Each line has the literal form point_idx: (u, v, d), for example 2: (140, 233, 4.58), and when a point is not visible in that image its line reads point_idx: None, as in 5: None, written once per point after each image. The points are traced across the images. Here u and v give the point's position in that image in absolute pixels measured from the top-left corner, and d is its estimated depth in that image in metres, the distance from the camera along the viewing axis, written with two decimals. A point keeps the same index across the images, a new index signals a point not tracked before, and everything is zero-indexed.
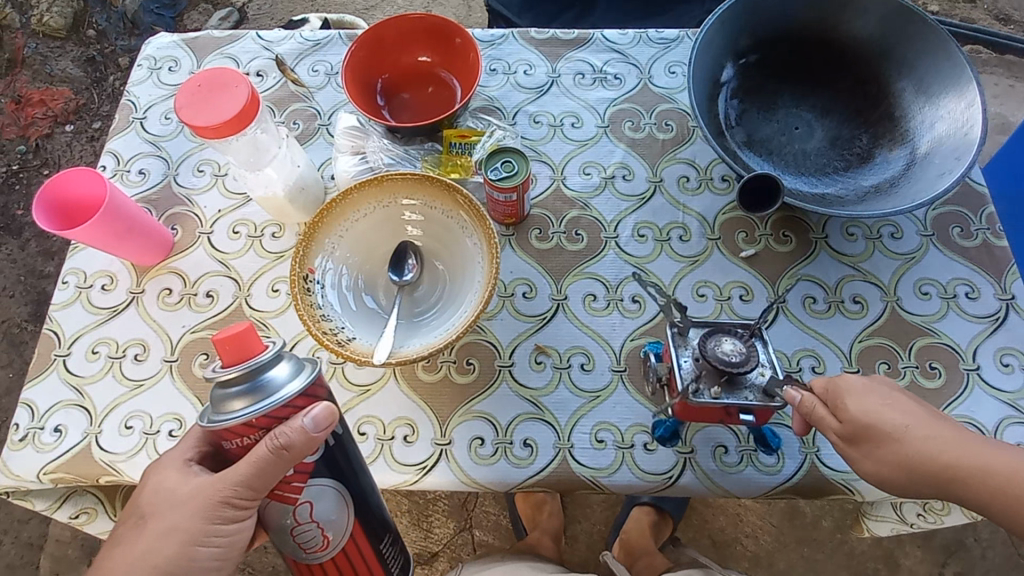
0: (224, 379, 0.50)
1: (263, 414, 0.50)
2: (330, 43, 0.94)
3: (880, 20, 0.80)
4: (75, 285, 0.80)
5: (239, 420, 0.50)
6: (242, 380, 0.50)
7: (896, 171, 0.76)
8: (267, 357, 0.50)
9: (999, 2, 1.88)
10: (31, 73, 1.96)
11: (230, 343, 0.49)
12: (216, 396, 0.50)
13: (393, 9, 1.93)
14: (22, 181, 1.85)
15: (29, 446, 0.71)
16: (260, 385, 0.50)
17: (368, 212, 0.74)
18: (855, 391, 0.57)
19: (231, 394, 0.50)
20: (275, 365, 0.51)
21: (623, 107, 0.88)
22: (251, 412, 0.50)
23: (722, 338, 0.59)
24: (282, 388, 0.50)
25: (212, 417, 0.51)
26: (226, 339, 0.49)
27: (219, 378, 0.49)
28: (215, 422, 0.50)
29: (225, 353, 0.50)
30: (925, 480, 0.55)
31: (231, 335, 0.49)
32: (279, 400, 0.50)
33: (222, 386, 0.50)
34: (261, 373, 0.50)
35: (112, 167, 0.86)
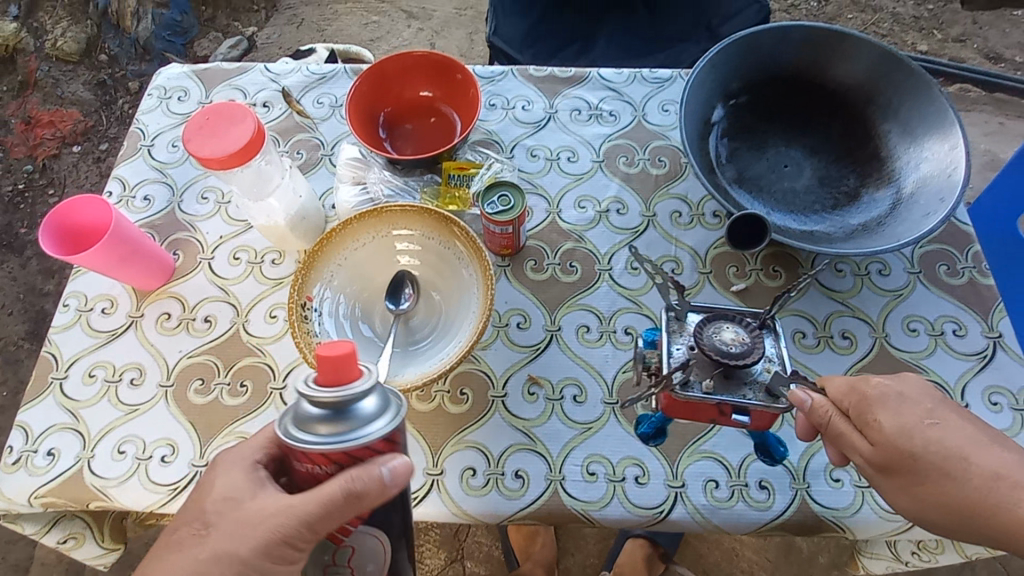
0: (315, 399, 0.45)
1: (343, 448, 0.45)
2: (335, 76, 0.98)
3: (864, 66, 0.83)
4: (75, 309, 0.81)
5: (316, 447, 0.45)
6: (331, 407, 0.45)
7: (883, 210, 0.78)
8: (361, 388, 0.46)
9: (989, 42, 1.94)
10: (42, 95, 2.01)
11: (330, 361, 0.45)
12: (301, 410, 0.47)
13: (398, 40, 1.99)
14: (27, 201, 1.88)
15: (21, 469, 0.71)
16: (348, 415, 0.46)
17: (367, 242, 0.75)
18: (882, 407, 0.54)
19: (316, 415, 0.46)
20: (367, 399, 0.46)
21: (618, 143, 0.91)
22: (330, 444, 0.45)
23: (724, 327, 0.56)
24: (368, 426, 0.46)
25: (291, 431, 0.46)
26: (330, 358, 0.45)
27: (311, 397, 0.45)
28: (294, 438, 0.46)
29: (322, 370, 0.46)
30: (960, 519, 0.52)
31: (332, 353, 0.45)
32: (360, 442, 0.46)
33: (310, 404, 0.46)
34: (352, 403, 0.46)
35: (118, 193, 0.88)
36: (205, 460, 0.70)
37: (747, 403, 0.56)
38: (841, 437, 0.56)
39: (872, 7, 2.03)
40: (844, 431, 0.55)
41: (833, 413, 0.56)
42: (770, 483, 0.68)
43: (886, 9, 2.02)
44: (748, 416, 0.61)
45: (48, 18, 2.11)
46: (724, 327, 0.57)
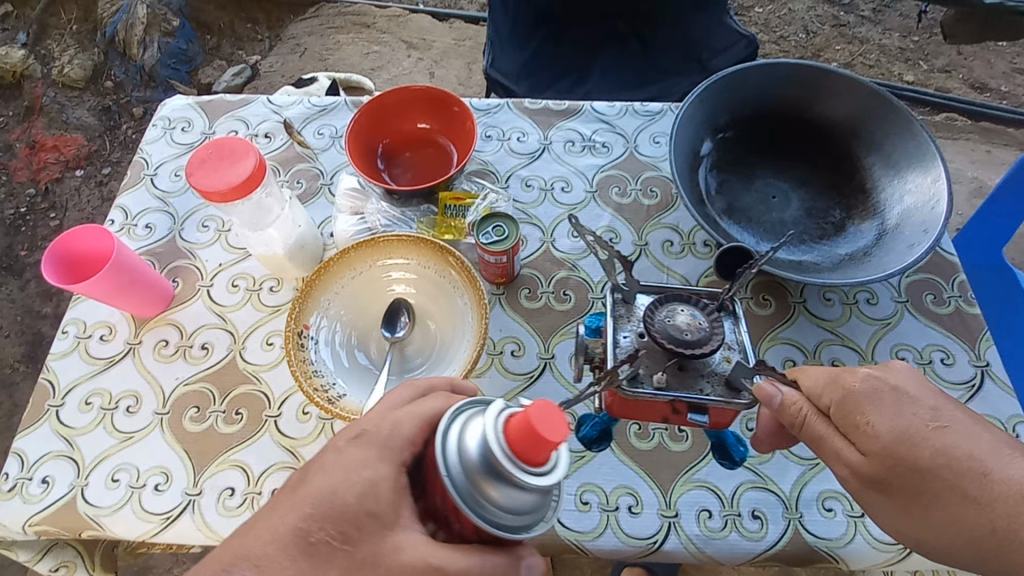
0: (499, 461, 0.41)
1: (494, 522, 0.42)
2: (336, 108, 1.00)
3: (847, 102, 0.86)
4: (74, 336, 0.81)
5: (464, 506, 0.42)
6: (499, 478, 0.41)
7: (869, 241, 0.80)
8: (542, 483, 0.42)
9: (974, 72, 2.00)
10: (47, 120, 2.04)
11: (537, 437, 0.40)
12: (469, 453, 0.42)
13: (398, 69, 2.04)
14: (29, 224, 1.89)
15: (16, 497, 0.71)
16: (517, 492, 0.42)
17: (362, 271, 0.77)
18: (874, 411, 0.52)
19: (482, 470, 0.42)
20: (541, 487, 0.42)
21: (610, 173, 0.93)
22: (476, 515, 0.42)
23: (679, 313, 0.56)
24: (523, 514, 0.43)
25: (453, 468, 0.42)
26: (539, 432, 0.40)
27: (499, 455, 0.41)
28: (454, 479, 0.42)
29: (520, 438, 0.41)
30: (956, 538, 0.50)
31: (549, 434, 0.40)
32: (504, 533, 0.43)
33: (488, 460, 0.42)
34: (527, 485, 0.42)
35: (120, 222, 0.90)
36: (199, 489, 0.70)
37: (705, 399, 0.55)
38: (824, 443, 0.55)
39: (859, 39, 2.09)
40: (828, 436, 0.55)
41: (816, 417, 0.55)
42: (762, 513, 0.68)
43: (873, 41, 2.08)
44: (706, 416, 0.60)
45: (56, 46, 2.16)
46: (678, 314, 0.57)
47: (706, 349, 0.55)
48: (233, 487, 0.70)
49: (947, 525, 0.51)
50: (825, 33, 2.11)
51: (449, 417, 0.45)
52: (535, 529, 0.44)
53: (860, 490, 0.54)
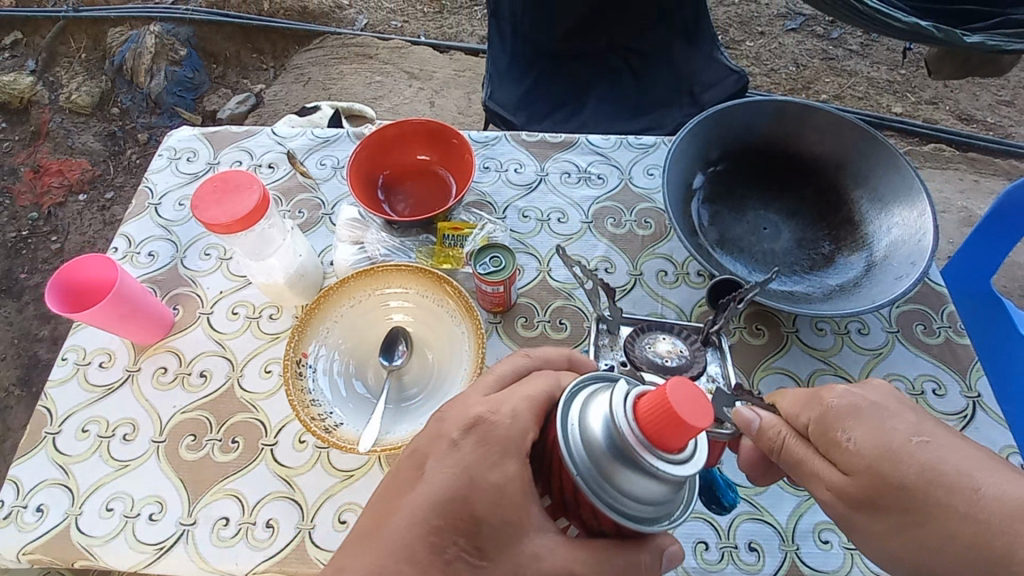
0: (628, 442, 0.40)
1: (615, 506, 0.42)
2: (338, 139, 1.03)
3: (833, 138, 0.89)
4: (73, 362, 0.82)
5: (586, 488, 0.41)
6: (635, 464, 0.40)
7: (858, 273, 0.81)
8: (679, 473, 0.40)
9: (960, 104, 2.06)
10: (53, 145, 2.08)
11: (672, 423, 0.39)
12: (594, 433, 0.41)
13: (400, 99, 2.09)
14: (29, 246, 1.91)
15: (10, 526, 0.71)
16: (644, 478, 0.40)
17: (362, 299, 0.78)
18: (850, 426, 0.51)
19: (612, 447, 0.41)
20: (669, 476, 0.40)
21: (606, 205, 0.96)
22: (605, 498, 0.41)
23: (659, 341, 0.70)
24: (645, 501, 0.42)
25: (579, 447, 0.42)
26: (672, 413, 0.39)
27: (628, 436, 0.40)
28: (578, 457, 0.42)
29: (653, 425, 0.40)
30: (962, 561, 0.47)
31: (689, 420, 0.39)
32: (630, 522, 0.42)
33: (616, 441, 0.41)
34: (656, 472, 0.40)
35: (124, 249, 0.91)
36: (193, 519, 0.70)
37: None
38: (803, 466, 0.54)
39: (848, 71, 2.15)
40: (807, 458, 0.53)
41: (794, 439, 0.55)
42: (759, 545, 0.68)
43: (861, 74, 2.15)
44: None
45: (65, 74, 2.22)
46: (661, 342, 0.70)
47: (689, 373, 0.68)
48: (227, 517, 0.70)
49: (946, 555, 0.47)
50: (814, 66, 2.17)
51: (575, 392, 0.45)
52: (664, 520, 0.43)
53: (846, 514, 0.51)
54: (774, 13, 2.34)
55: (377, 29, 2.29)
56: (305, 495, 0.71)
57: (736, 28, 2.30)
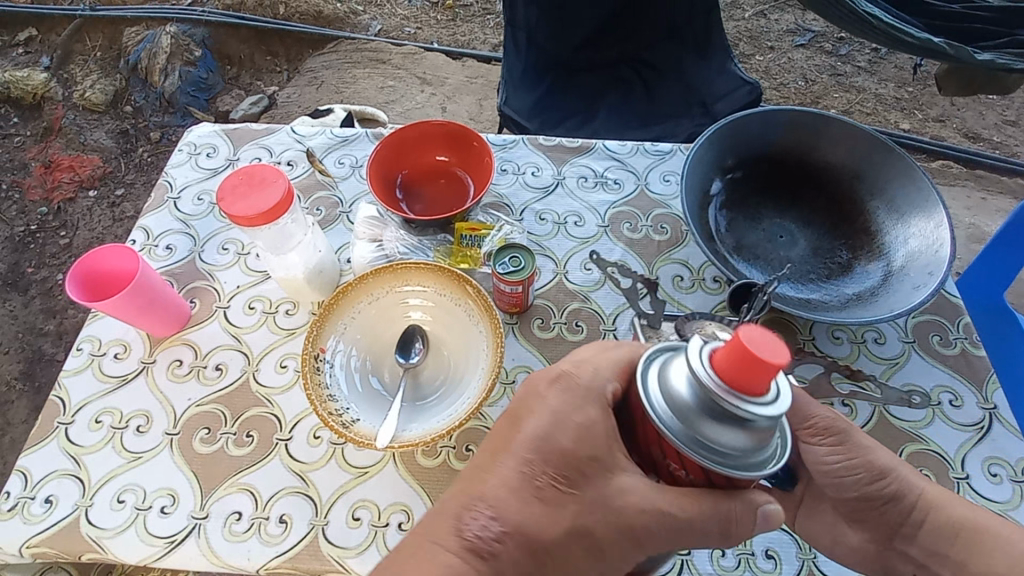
0: (696, 376, 0.43)
1: (678, 440, 0.44)
2: (357, 139, 1.04)
3: (852, 149, 0.90)
4: (88, 353, 0.82)
5: (649, 408, 0.45)
6: (709, 403, 0.42)
7: (875, 282, 0.81)
8: (758, 416, 0.41)
9: (967, 122, 2.08)
10: (65, 141, 2.10)
11: (739, 358, 0.40)
12: (671, 369, 0.45)
13: (412, 103, 2.10)
14: (37, 241, 1.91)
15: (17, 517, 0.70)
16: (708, 412, 0.43)
17: (378, 297, 0.78)
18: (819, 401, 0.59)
19: (688, 385, 0.44)
20: (736, 413, 0.42)
21: (622, 210, 0.96)
22: (682, 438, 0.44)
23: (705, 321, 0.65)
24: (713, 437, 0.43)
25: (653, 384, 0.46)
26: (736, 345, 0.40)
27: (695, 371, 0.43)
28: (652, 392, 0.46)
29: (725, 365, 0.41)
30: (855, 521, 0.62)
31: (754, 358, 0.40)
32: (694, 453, 0.44)
33: (686, 377, 0.44)
34: (720, 407, 0.42)
35: (142, 242, 0.92)
36: (205, 512, 0.70)
37: None
38: (798, 412, 0.58)
39: (856, 87, 2.17)
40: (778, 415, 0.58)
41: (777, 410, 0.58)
42: (776, 552, 0.68)
43: (869, 90, 2.16)
44: None
45: (79, 71, 2.24)
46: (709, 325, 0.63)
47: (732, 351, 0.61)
48: (240, 512, 0.70)
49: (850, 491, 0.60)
50: (823, 81, 2.19)
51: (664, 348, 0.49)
52: (736, 464, 0.44)
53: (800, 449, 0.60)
54: (785, 28, 2.36)
55: (390, 35, 2.31)
56: (319, 491, 0.71)
57: (746, 42, 2.32)
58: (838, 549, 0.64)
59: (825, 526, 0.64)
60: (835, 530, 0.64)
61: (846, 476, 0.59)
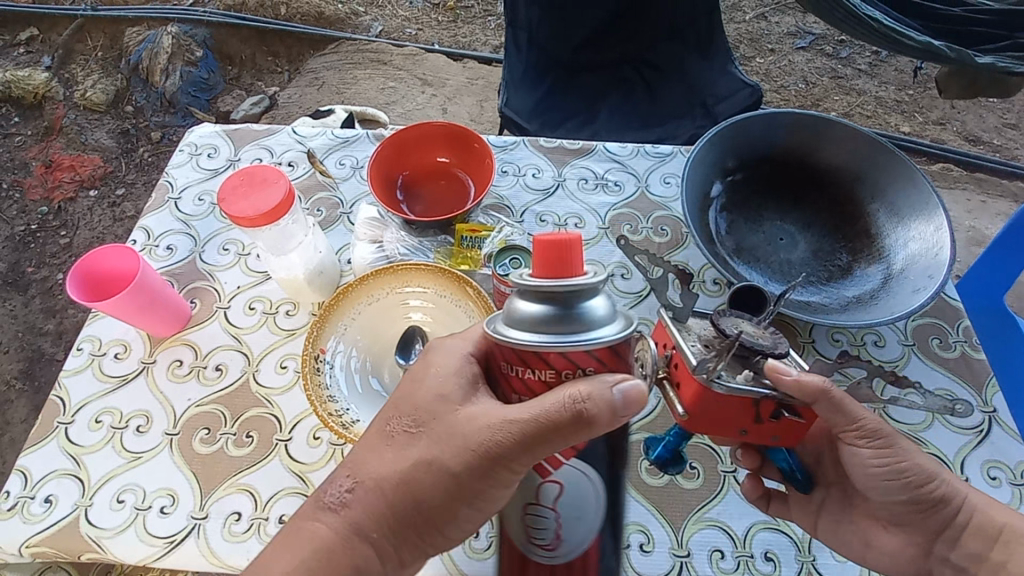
0: (530, 286, 0.45)
1: (555, 345, 0.44)
2: (358, 140, 1.04)
3: (853, 152, 0.90)
4: (89, 352, 0.82)
5: (512, 338, 0.45)
6: (547, 296, 0.44)
7: (875, 285, 0.81)
8: (587, 282, 0.44)
9: (967, 125, 2.08)
10: (66, 141, 2.10)
11: (546, 249, 0.45)
12: (508, 309, 0.47)
13: (412, 104, 2.10)
14: (38, 240, 1.92)
15: (16, 516, 0.70)
16: (559, 308, 0.44)
17: (379, 298, 0.78)
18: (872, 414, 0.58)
19: (523, 299, 0.45)
20: (578, 293, 0.44)
21: (622, 212, 0.96)
22: (546, 337, 0.44)
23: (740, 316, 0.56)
24: (577, 325, 0.44)
25: (503, 330, 0.46)
26: (542, 246, 0.45)
27: (524, 286, 0.45)
28: (508, 332, 0.45)
29: (540, 261, 0.45)
30: (897, 525, 0.63)
31: (555, 241, 0.44)
32: (569, 345, 0.44)
33: (523, 299, 0.45)
34: (564, 296, 0.44)
35: (142, 242, 0.92)
36: (205, 513, 0.70)
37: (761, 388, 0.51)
38: (852, 419, 0.57)
39: (856, 90, 2.17)
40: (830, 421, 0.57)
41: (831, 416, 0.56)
42: (775, 555, 0.68)
43: (869, 93, 2.17)
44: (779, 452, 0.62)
45: (80, 71, 2.24)
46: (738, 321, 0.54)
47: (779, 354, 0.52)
48: (240, 512, 0.70)
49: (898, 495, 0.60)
50: (823, 84, 2.20)
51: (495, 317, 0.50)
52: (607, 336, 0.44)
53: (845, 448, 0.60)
54: (785, 31, 2.36)
55: (391, 36, 2.32)
56: None
57: (747, 44, 2.32)
58: (873, 555, 0.64)
59: (858, 530, 0.65)
60: (872, 533, 0.64)
61: (894, 482, 0.59)
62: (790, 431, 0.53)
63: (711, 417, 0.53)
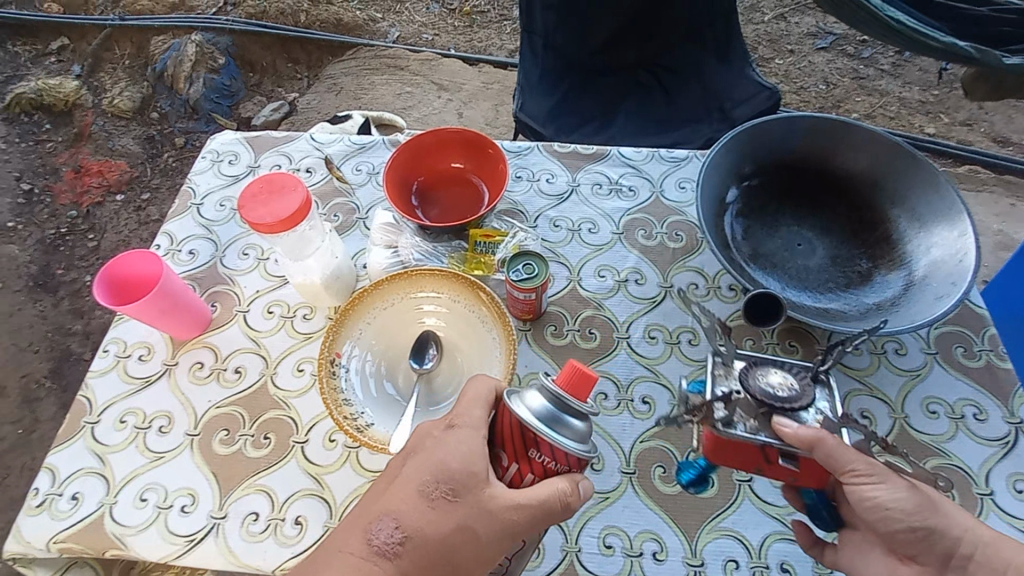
0: (552, 386, 0.52)
1: (544, 436, 0.51)
2: (374, 146, 1.05)
3: (872, 155, 0.88)
4: (114, 354, 0.84)
5: (518, 410, 0.52)
6: (560, 401, 0.52)
7: (896, 292, 0.80)
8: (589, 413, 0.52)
9: (995, 126, 2.02)
10: (94, 146, 2.16)
11: (583, 373, 0.52)
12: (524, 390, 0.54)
13: (429, 109, 2.12)
14: (67, 244, 1.98)
15: (45, 513, 0.72)
16: (561, 414, 0.52)
17: (394, 302, 0.79)
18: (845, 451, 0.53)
19: (540, 390, 0.52)
20: (578, 412, 0.52)
21: (637, 217, 0.96)
22: (542, 424, 0.51)
23: (774, 370, 0.58)
24: (566, 432, 0.52)
25: (515, 398, 0.53)
26: (579, 368, 0.52)
27: (548, 384, 0.52)
28: (517, 403, 0.52)
29: (568, 375, 0.52)
30: (902, 559, 0.57)
31: (591, 374, 0.52)
32: (555, 441, 0.51)
33: (542, 390, 0.52)
34: (568, 408, 0.52)
35: (166, 247, 0.94)
36: (224, 512, 0.71)
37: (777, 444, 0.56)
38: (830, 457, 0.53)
39: (879, 91, 2.13)
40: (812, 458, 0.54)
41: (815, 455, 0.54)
42: (791, 566, 0.67)
43: (892, 94, 2.12)
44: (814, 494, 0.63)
45: (108, 79, 2.30)
46: (770, 373, 0.58)
47: (795, 406, 0.56)
48: (257, 512, 0.71)
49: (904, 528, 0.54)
50: (844, 85, 2.16)
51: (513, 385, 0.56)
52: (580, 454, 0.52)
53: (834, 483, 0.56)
54: (805, 31, 2.33)
55: (408, 42, 2.34)
56: (334, 494, 0.72)
57: (766, 46, 2.29)
58: None
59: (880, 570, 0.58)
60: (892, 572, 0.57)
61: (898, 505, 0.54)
62: (806, 473, 0.59)
63: (728, 458, 0.61)
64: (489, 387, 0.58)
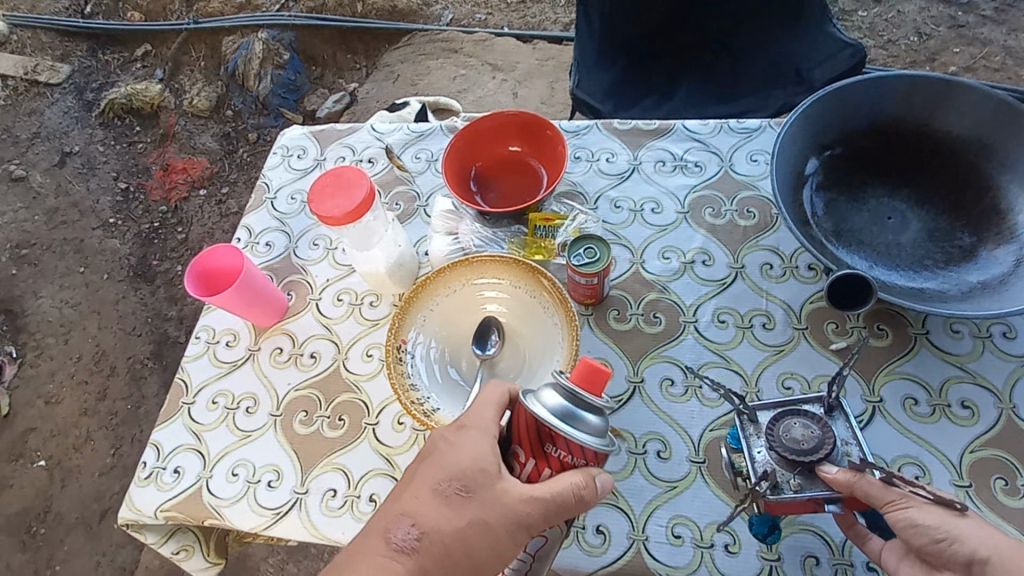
0: (566, 382, 0.53)
1: (561, 431, 0.52)
2: (432, 133, 1.06)
3: (977, 116, 0.79)
4: (205, 340, 0.91)
5: (534, 409, 0.53)
6: (574, 396, 0.53)
7: (1006, 270, 0.71)
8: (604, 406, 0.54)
9: None
10: (179, 145, 2.33)
11: (596, 369, 0.53)
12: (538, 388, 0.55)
13: (484, 91, 2.11)
14: (160, 237, 2.16)
15: (152, 484, 0.80)
16: (577, 409, 0.53)
17: (456, 289, 0.80)
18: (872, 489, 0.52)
19: (554, 388, 0.54)
20: (593, 407, 0.53)
21: (704, 194, 0.91)
22: (558, 420, 0.52)
23: (793, 423, 0.57)
24: (582, 426, 0.53)
25: (530, 398, 0.54)
26: (591, 364, 0.53)
27: (563, 380, 0.53)
28: (532, 402, 0.53)
29: (582, 371, 0.54)
30: None
31: (604, 370, 0.53)
32: (572, 436, 0.52)
33: (557, 387, 0.54)
34: (583, 402, 0.53)
35: (246, 239, 1.00)
36: (306, 488, 0.76)
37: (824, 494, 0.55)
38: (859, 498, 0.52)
39: (982, 40, 1.89)
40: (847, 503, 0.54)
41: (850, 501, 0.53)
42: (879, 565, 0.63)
43: (998, 41, 1.88)
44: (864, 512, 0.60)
45: (188, 80, 2.46)
46: (791, 425, 0.57)
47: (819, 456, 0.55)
48: (335, 489, 0.75)
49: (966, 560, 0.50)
50: (941, 35, 1.93)
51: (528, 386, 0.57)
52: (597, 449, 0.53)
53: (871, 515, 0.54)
54: None
55: (461, 24, 2.33)
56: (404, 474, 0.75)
57: None
58: None
59: None
60: None
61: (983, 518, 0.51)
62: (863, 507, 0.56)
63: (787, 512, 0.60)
64: (503, 390, 0.58)
